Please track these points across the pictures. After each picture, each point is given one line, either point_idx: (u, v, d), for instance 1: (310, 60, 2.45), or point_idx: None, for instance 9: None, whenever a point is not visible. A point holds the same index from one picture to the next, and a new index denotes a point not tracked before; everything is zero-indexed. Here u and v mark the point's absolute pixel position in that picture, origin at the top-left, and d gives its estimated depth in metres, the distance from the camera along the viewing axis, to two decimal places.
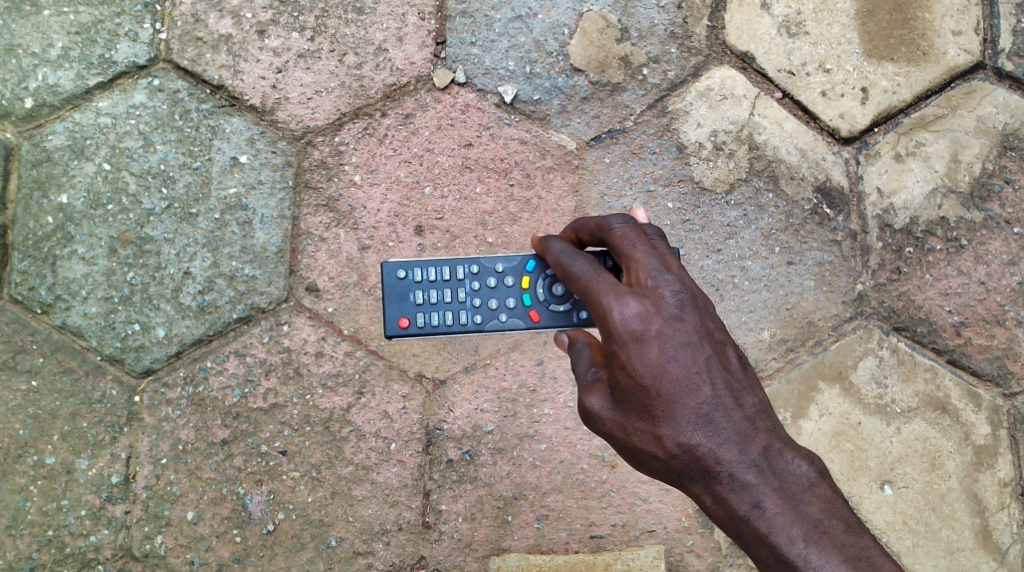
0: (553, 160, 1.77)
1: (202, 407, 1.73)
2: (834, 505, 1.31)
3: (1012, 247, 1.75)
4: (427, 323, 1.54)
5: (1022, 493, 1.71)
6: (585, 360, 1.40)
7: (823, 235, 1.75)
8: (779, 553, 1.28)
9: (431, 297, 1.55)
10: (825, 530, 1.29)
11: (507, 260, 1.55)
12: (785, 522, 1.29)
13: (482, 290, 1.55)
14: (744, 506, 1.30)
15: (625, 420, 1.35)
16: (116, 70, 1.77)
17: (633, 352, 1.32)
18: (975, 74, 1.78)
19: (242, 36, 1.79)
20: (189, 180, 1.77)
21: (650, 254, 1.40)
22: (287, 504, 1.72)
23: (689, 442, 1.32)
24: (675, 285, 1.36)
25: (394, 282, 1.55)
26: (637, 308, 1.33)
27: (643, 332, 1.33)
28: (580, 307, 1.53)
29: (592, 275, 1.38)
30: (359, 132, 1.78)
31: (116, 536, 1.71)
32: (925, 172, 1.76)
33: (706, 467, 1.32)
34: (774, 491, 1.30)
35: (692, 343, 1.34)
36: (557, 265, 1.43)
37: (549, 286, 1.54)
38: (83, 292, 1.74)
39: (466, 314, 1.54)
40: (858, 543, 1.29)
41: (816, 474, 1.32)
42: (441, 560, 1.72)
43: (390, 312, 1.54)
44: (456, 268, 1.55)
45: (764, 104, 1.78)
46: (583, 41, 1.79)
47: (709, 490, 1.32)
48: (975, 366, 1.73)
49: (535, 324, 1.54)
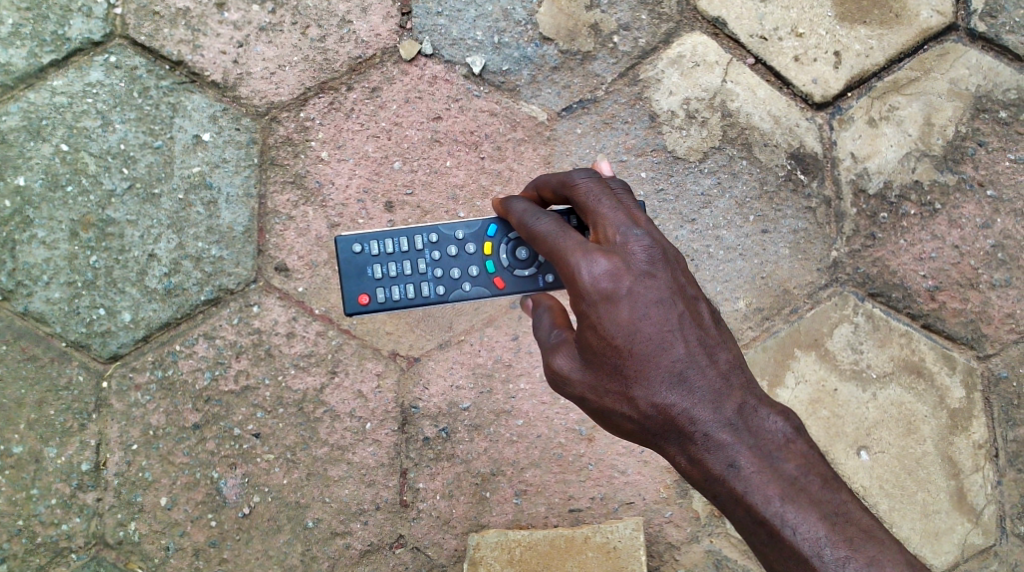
0: (524, 131, 1.74)
1: (173, 392, 1.70)
2: (810, 461, 1.29)
3: (985, 211, 1.74)
4: (389, 299, 1.50)
5: (995, 454, 1.72)
6: (547, 323, 1.40)
7: (797, 202, 1.74)
8: (755, 512, 1.27)
9: (390, 271, 1.51)
10: (801, 487, 1.27)
11: (468, 227, 1.51)
12: (761, 482, 1.27)
13: (442, 260, 1.51)
14: (720, 466, 1.29)
15: (596, 382, 1.33)
16: (71, 47, 1.72)
17: (604, 312, 1.29)
18: (947, 36, 1.76)
19: (201, 9, 1.74)
20: (151, 159, 1.72)
21: (617, 209, 1.36)
22: (262, 486, 1.70)
23: (663, 402, 1.30)
24: (644, 240, 1.33)
25: (351, 258, 1.50)
26: (605, 266, 1.30)
27: (613, 291, 1.30)
28: (545, 270, 1.50)
29: (558, 234, 1.35)
30: (325, 107, 1.74)
31: (89, 524, 1.68)
32: (898, 136, 1.75)
33: (681, 428, 1.30)
34: (749, 450, 1.28)
35: (664, 300, 1.31)
36: (521, 226, 1.40)
37: (512, 251, 1.50)
38: (45, 277, 1.70)
39: (428, 286, 1.51)
40: (835, 499, 1.28)
41: (792, 430, 1.31)
42: (419, 538, 1.71)
43: (349, 290, 1.50)
44: (414, 238, 1.51)
45: (736, 70, 1.75)
46: (552, 9, 1.75)
47: (683, 451, 1.31)
48: (949, 330, 1.73)
49: (500, 290, 1.51)
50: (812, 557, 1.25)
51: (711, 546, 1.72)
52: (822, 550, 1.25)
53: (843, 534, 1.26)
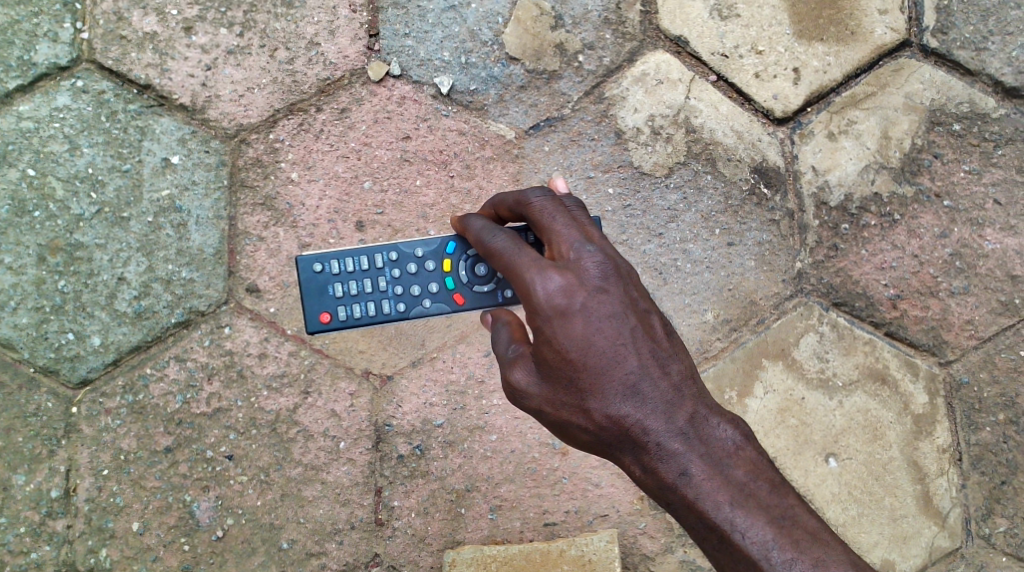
0: (492, 150, 1.77)
1: (144, 415, 1.69)
2: (759, 467, 1.31)
3: (943, 220, 1.78)
4: (350, 317, 1.51)
5: (959, 458, 1.76)
6: (505, 338, 1.40)
7: (761, 215, 1.78)
8: (707, 518, 1.28)
9: (351, 289, 1.52)
10: (749, 493, 1.29)
11: (427, 244, 1.53)
12: (711, 488, 1.29)
13: (402, 277, 1.52)
14: (672, 474, 1.30)
15: (553, 395, 1.34)
16: (37, 72, 1.72)
17: (558, 327, 1.31)
18: (901, 52, 1.81)
19: (169, 33, 1.74)
20: (120, 183, 1.72)
21: (570, 226, 1.37)
22: (235, 509, 1.69)
23: (618, 414, 1.31)
24: (597, 256, 1.34)
25: (311, 277, 1.51)
26: (559, 282, 1.32)
27: (567, 306, 1.31)
28: (504, 286, 1.51)
29: (514, 250, 1.36)
30: (294, 128, 1.75)
31: (59, 552, 1.66)
32: (857, 149, 1.79)
33: (635, 438, 1.31)
34: (700, 458, 1.30)
35: (617, 315, 1.33)
36: (478, 242, 1.41)
37: (471, 267, 1.51)
38: (12, 303, 1.69)
39: (388, 304, 1.52)
40: (782, 503, 1.29)
41: (742, 437, 1.32)
42: (395, 556, 1.71)
43: (310, 309, 1.51)
44: (374, 256, 1.52)
45: (700, 87, 1.79)
46: (518, 29, 1.78)
47: (638, 461, 1.32)
48: (911, 337, 1.77)
49: (460, 306, 1.52)
50: (761, 560, 1.26)
51: (685, 556, 1.73)
52: (769, 553, 1.26)
53: (790, 536, 1.27)
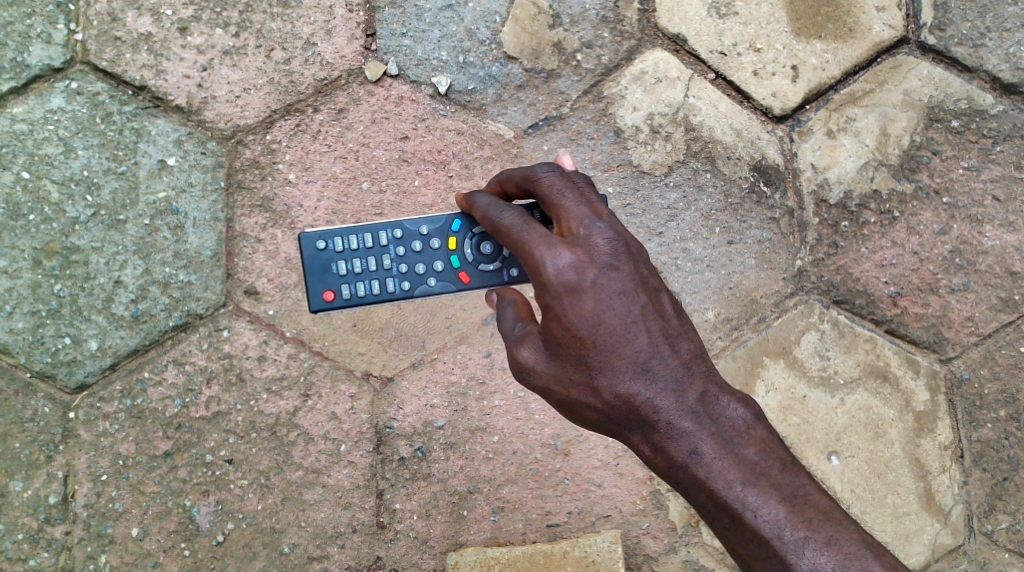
0: (491, 149, 1.76)
1: (142, 420, 1.68)
2: (770, 446, 1.31)
3: (942, 217, 1.78)
4: (354, 295, 1.50)
5: (961, 455, 1.76)
6: (511, 316, 1.40)
7: (761, 213, 1.78)
8: (718, 497, 1.29)
9: (355, 267, 1.50)
10: (761, 472, 1.29)
11: (432, 222, 1.52)
12: (722, 467, 1.29)
13: (407, 255, 1.51)
14: (682, 453, 1.30)
15: (562, 373, 1.33)
16: (30, 74, 1.70)
17: (568, 304, 1.30)
18: (899, 49, 1.81)
19: (163, 34, 1.73)
20: (115, 186, 1.70)
21: (580, 203, 1.36)
22: (236, 513, 1.68)
23: (627, 392, 1.31)
24: (607, 233, 1.34)
25: (315, 255, 1.50)
26: (569, 258, 1.31)
27: (577, 283, 1.30)
28: (509, 264, 1.50)
29: (522, 226, 1.35)
30: (291, 129, 1.73)
31: (57, 559, 1.65)
32: (856, 146, 1.79)
33: (645, 417, 1.31)
34: (711, 437, 1.30)
35: (627, 292, 1.32)
36: (484, 218, 1.40)
37: (476, 246, 1.50)
38: (7, 307, 1.67)
39: (393, 282, 1.51)
40: (794, 481, 1.30)
41: (752, 416, 1.32)
42: (397, 559, 1.70)
43: (313, 287, 1.49)
44: (379, 233, 1.51)
45: (698, 85, 1.79)
46: (515, 28, 1.77)
47: (648, 440, 1.31)
48: (912, 335, 1.77)
49: (465, 285, 1.51)
50: (773, 539, 1.27)
51: (689, 556, 1.73)
52: (782, 532, 1.27)
53: (803, 515, 1.28)
